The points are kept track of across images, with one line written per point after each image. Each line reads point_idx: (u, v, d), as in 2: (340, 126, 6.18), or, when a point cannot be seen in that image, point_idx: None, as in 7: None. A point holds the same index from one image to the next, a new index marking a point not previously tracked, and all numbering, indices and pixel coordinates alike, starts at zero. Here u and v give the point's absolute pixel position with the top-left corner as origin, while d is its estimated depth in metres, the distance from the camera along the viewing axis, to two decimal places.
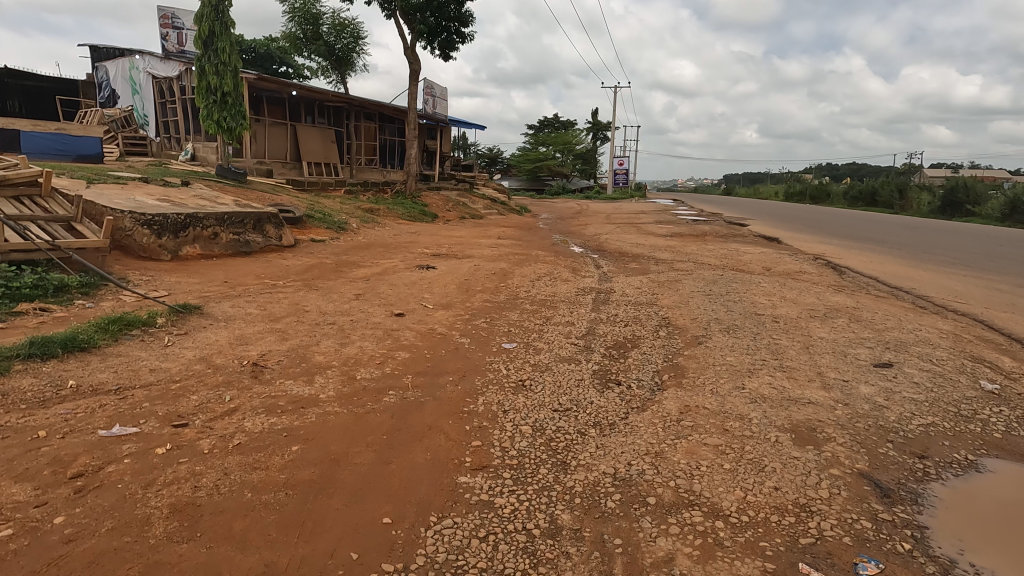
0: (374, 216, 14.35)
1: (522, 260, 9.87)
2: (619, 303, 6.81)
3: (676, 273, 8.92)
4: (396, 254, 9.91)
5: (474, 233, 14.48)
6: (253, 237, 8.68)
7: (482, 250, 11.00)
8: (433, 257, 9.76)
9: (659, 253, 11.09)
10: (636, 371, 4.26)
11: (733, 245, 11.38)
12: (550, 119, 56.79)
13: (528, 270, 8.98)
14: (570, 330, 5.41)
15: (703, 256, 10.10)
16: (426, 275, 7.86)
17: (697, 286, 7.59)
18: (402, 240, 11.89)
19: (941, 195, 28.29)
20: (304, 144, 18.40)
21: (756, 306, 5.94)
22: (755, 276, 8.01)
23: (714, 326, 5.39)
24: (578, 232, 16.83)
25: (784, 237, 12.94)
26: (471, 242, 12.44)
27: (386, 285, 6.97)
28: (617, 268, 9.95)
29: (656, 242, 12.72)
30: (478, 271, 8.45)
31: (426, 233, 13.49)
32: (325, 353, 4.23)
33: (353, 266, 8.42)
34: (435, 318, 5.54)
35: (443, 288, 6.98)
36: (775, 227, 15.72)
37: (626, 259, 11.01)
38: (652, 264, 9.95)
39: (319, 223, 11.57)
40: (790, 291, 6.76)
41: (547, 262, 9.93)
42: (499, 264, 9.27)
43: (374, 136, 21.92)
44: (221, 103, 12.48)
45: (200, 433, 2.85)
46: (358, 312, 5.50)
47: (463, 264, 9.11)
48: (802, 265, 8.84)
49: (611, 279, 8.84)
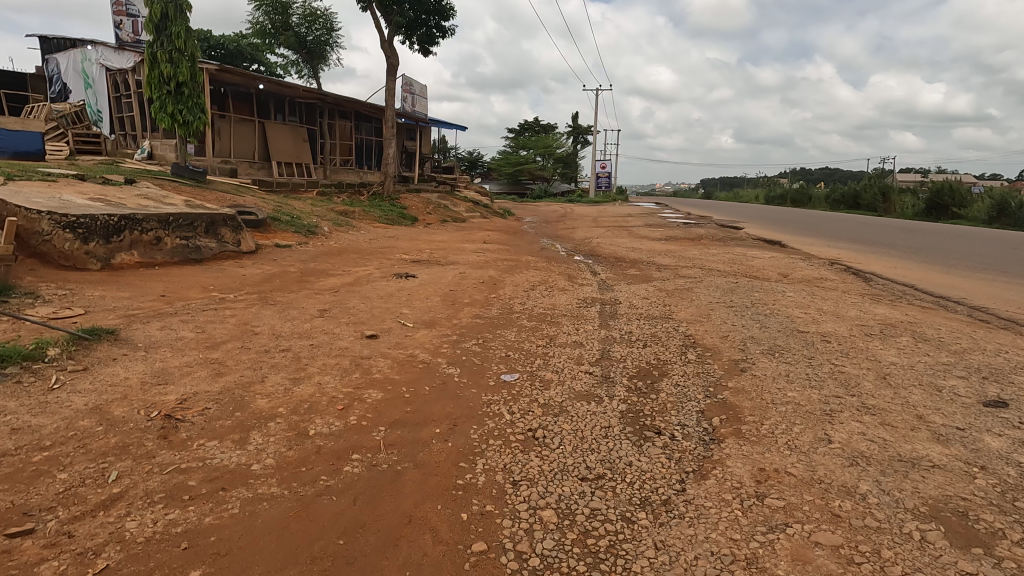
0: (349, 220, 13.28)
1: (512, 267, 8.94)
2: (629, 317, 5.91)
3: (684, 281, 8.06)
4: (371, 261, 8.88)
5: (457, 237, 13.50)
6: (205, 242, 7.58)
7: (468, 256, 10.04)
8: (414, 264, 8.77)
9: (658, 258, 10.25)
10: (674, 413, 3.33)
11: (737, 249, 10.60)
12: (531, 122, 56.10)
13: (521, 278, 8.05)
14: (580, 354, 4.46)
15: (709, 262, 9.28)
16: (405, 285, 6.86)
17: (712, 295, 6.74)
18: (379, 245, 10.85)
19: (926, 197, 28.16)
20: (273, 142, 17.21)
21: (794, 321, 5.08)
22: (774, 284, 7.20)
23: (752, 347, 4.49)
24: (566, 236, 15.94)
25: (788, 240, 12.23)
26: (455, 247, 11.45)
27: (358, 298, 5.95)
28: (617, 276, 9.07)
29: (652, 246, 11.90)
30: (466, 280, 7.49)
31: (405, 237, 12.46)
32: (269, 396, 3.20)
33: (321, 275, 7.37)
34: (416, 340, 4.54)
35: (425, 301, 5.98)
36: (774, 230, 15.05)
37: (624, 265, 10.13)
38: (654, 271, 9.10)
39: (286, 226, 10.47)
40: (823, 301, 5.93)
41: (538, 269, 9.00)
42: (487, 272, 8.31)
43: (350, 136, 20.80)
44: (176, 94, 11.32)
45: (46, 551, 1.83)
46: (320, 335, 4.47)
47: (447, 272, 8.12)
48: (820, 272, 8.05)
49: (613, 288, 7.94)
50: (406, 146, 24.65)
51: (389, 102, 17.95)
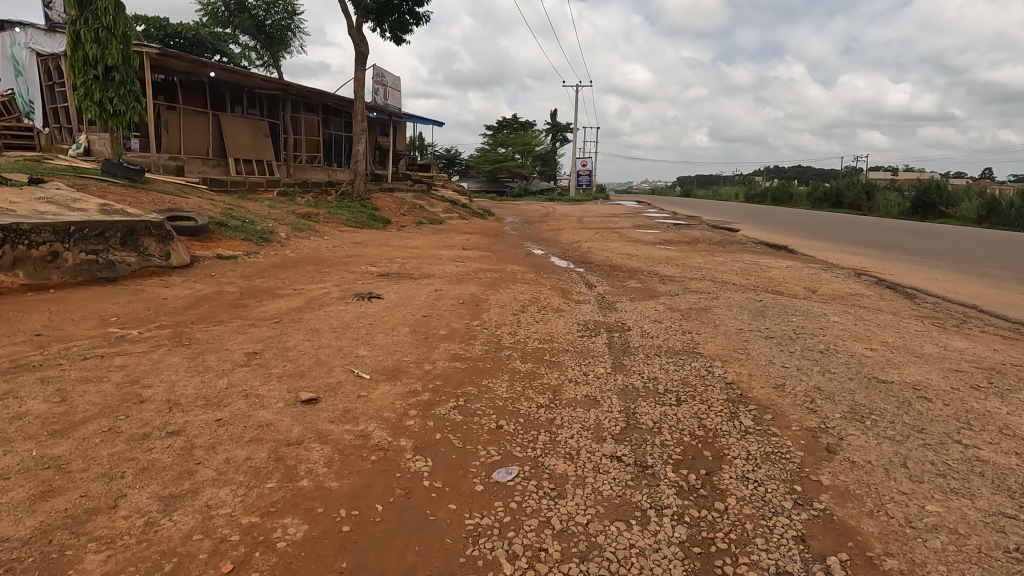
0: (312, 223, 11.90)
1: (498, 282, 7.71)
2: (646, 352, 4.74)
3: (698, 297, 6.93)
4: (332, 274, 7.57)
5: (433, 242, 12.26)
6: (121, 256, 6.22)
7: (446, 267, 8.80)
8: (383, 279, 7.50)
9: (660, 268, 9.13)
10: (763, 547, 2.16)
11: (744, 255, 9.59)
12: (510, 119, 54.82)
13: (508, 295, 6.84)
14: (598, 422, 3.27)
15: (719, 273, 8.19)
16: (369, 310, 5.59)
17: (740, 319, 5.62)
18: (343, 253, 9.54)
19: (912, 196, 27.82)
20: (229, 137, 15.66)
21: (862, 363, 3.98)
22: (806, 303, 6.12)
23: (826, 407, 3.35)
24: (552, 238, 14.81)
25: (793, 244, 11.30)
26: (431, 255, 10.17)
27: (304, 332, 4.66)
28: (617, 291, 7.93)
29: (649, 252, 10.83)
30: (443, 301, 6.25)
31: (375, 243, 11.16)
32: (112, 546, 1.94)
33: (266, 296, 6.08)
34: (372, 405, 3.28)
35: (390, 335, 4.74)
36: (774, 233, 14.11)
37: (622, 277, 8.98)
38: (659, 284, 7.96)
39: (234, 233, 9.09)
40: (881, 329, 4.85)
41: (525, 284, 7.79)
42: (468, 288, 7.08)
43: (317, 131, 19.30)
44: (104, 80, 9.79)
45: None
46: (235, 401, 3.18)
47: (420, 289, 6.88)
48: (851, 286, 7.02)
49: (615, 306, 6.80)
50: (379, 142, 23.21)
51: (358, 93, 16.53)
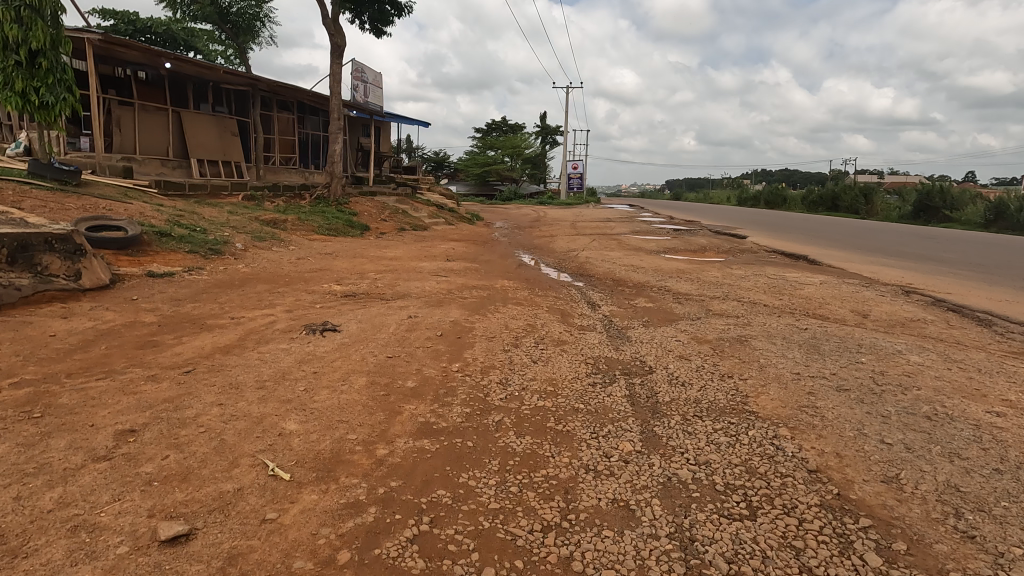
0: (277, 231, 10.61)
1: (486, 303, 6.49)
2: (683, 413, 3.54)
3: (726, 324, 5.76)
4: (285, 295, 6.31)
5: (415, 252, 11.04)
6: (7, 278, 4.92)
7: (426, 284, 7.56)
8: (348, 301, 6.24)
9: (673, 284, 7.95)
10: None
11: (766, 268, 8.47)
12: (499, 121, 53.66)
13: (498, 322, 5.64)
14: (643, 564, 2.09)
15: (744, 290, 7.04)
16: (318, 349, 4.32)
17: (791, 358, 4.44)
18: (308, 267, 8.28)
19: (913, 200, 27.08)
20: (192, 136, 14.31)
21: (1001, 443, 2.82)
22: (866, 335, 4.96)
23: (988, 532, 2.20)
24: (546, 246, 13.64)
25: (813, 253, 10.27)
26: (410, 268, 8.93)
27: (217, 391, 3.38)
28: (626, 313, 6.75)
29: (656, 263, 9.68)
30: (416, 333, 5.01)
31: (347, 254, 9.90)
32: None
33: (191, 328, 4.81)
34: (279, 543, 2.05)
35: (338, 392, 3.50)
36: (785, 240, 13.09)
37: (630, 294, 7.81)
38: (676, 305, 6.78)
39: (178, 245, 7.80)
40: (988, 378, 3.70)
41: (519, 305, 6.58)
42: (450, 314, 5.85)
43: (292, 130, 17.98)
44: (30, 67, 8.45)
45: None
46: (46, 547, 1.93)
47: (392, 315, 5.65)
48: (906, 309, 5.92)
49: (628, 336, 5.62)
50: (361, 143, 21.91)
51: (333, 89, 15.21)
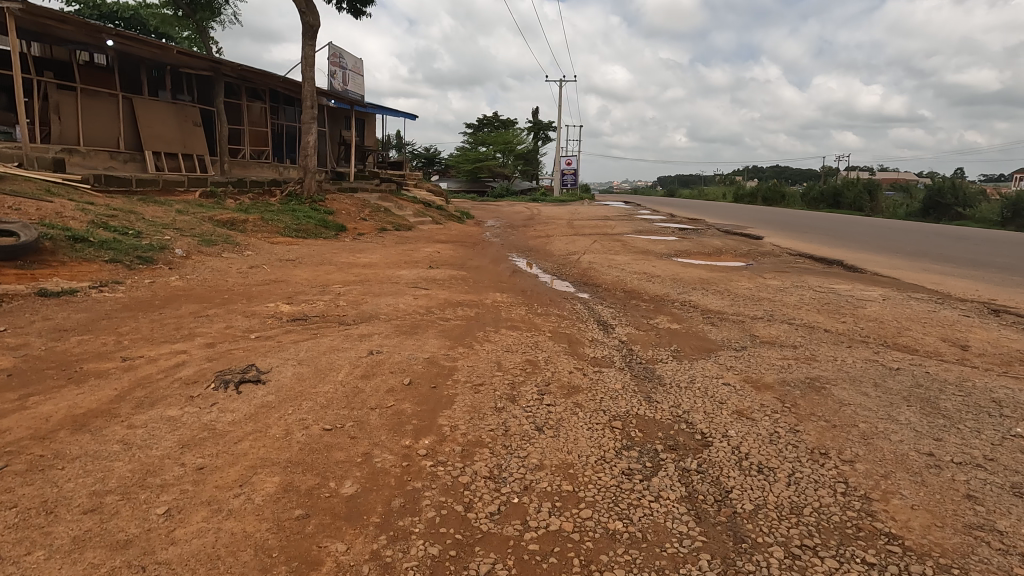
0: (233, 234, 9.19)
1: (472, 329, 5.14)
2: (784, 542, 2.21)
3: (784, 359, 4.44)
4: (214, 321, 4.90)
5: (394, 257, 9.66)
6: None
7: (400, 300, 6.19)
8: (295, 328, 4.85)
9: (699, 299, 6.62)
10: None
11: (805, 277, 7.17)
12: (490, 116, 52.22)
13: (488, 360, 4.29)
14: None
15: (790, 309, 5.73)
16: (221, 420, 2.93)
17: (905, 424, 3.13)
18: (259, 279, 6.88)
19: (923, 196, 25.95)
20: (146, 126, 12.81)
21: None
22: (988, 382, 3.65)
23: None
24: (542, 248, 12.32)
25: (847, 259, 9.05)
26: (384, 278, 7.54)
27: (6, 524, 1.99)
28: (647, 340, 5.42)
29: (672, 270, 8.36)
30: (375, 382, 3.63)
31: (314, 260, 8.50)
32: None
33: (54, 380, 3.41)
34: None
35: (221, 518, 2.11)
36: (807, 241, 11.85)
37: (647, 311, 6.49)
38: (709, 330, 5.46)
39: (96, 252, 6.37)
40: None
41: (514, 330, 5.24)
42: (425, 347, 4.48)
43: (265, 121, 16.48)
44: None
45: None
46: None
47: (347, 350, 4.27)
48: (1010, 336, 4.63)
49: (659, 376, 4.28)
50: (342, 136, 20.42)
51: (305, 75, 13.71)
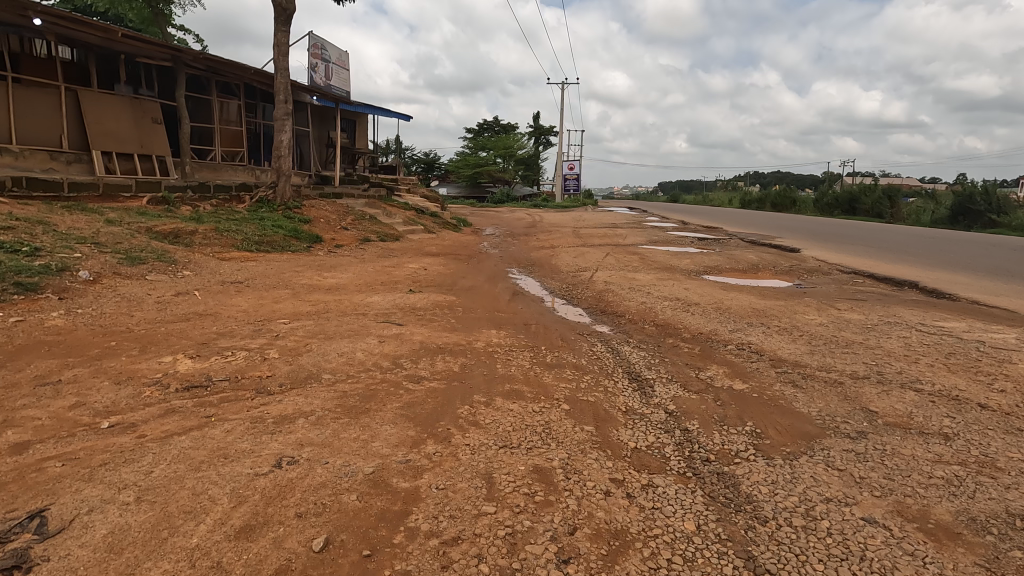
0: (173, 249, 7.54)
1: (453, 401, 3.48)
2: None
3: (945, 469, 2.79)
4: (60, 394, 3.23)
5: (369, 276, 8.02)
6: None
7: (359, 346, 4.53)
8: (181, 406, 3.18)
9: (760, 341, 4.97)
10: None
11: (892, 310, 5.52)
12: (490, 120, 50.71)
13: (472, 475, 2.63)
14: None
15: (904, 363, 4.07)
16: None
17: None
18: (178, 313, 5.23)
19: (951, 203, 24.35)
20: (94, 123, 11.21)
21: None
22: None
23: None
24: (546, 262, 10.69)
25: (923, 281, 7.41)
26: (349, 309, 5.91)
27: None
28: (707, 413, 3.76)
29: (711, 295, 6.71)
30: (257, 550, 1.97)
31: (266, 283, 6.88)
32: None
33: None
34: None
35: None
36: (857, 256, 10.21)
37: (692, 359, 4.84)
38: (794, 398, 3.80)
39: None
40: None
41: (514, 401, 3.57)
42: (372, 444, 2.82)
43: (240, 119, 14.90)
44: None
45: None
46: None
47: (241, 457, 2.60)
48: None
49: (755, 500, 2.63)
50: (329, 138, 18.84)
51: (278, 65, 12.12)
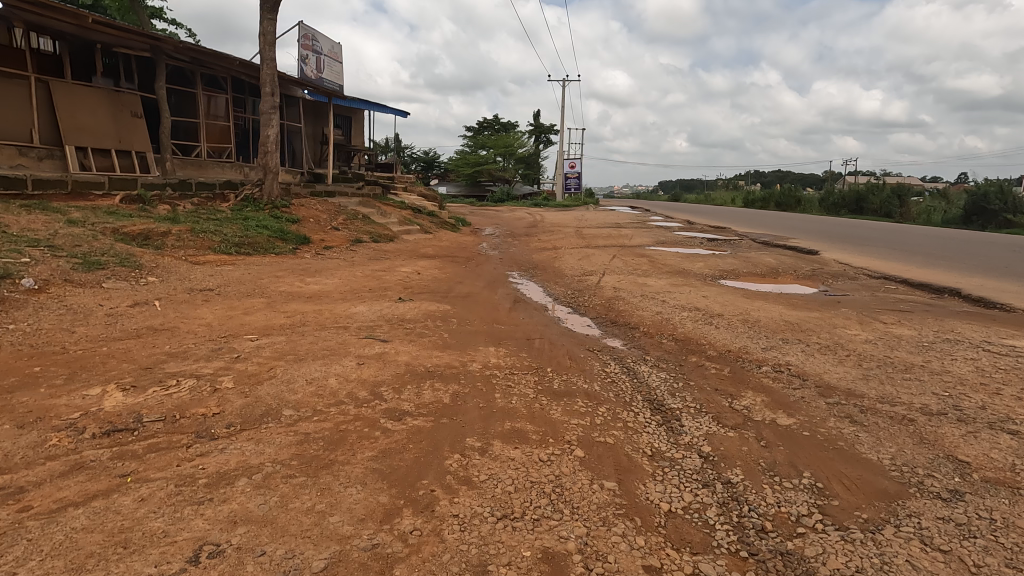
0: (139, 252, 6.86)
1: (439, 450, 2.79)
2: None
3: None
4: None
5: (357, 281, 7.35)
6: None
7: (332, 370, 3.83)
8: (92, 460, 2.49)
9: (801, 362, 4.28)
10: None
11: (948, 324, 4.83)
12: (489, 119, 50.01)
13: (460, 568, 1.95)
14: None
15: (984, 395, 3.38)
16: None
17: None
18: (129, 329, 4.54)
19: (965, 202, 23.65)
20: (67, 116, 10.53)
21: None
22: None
23: None
24: (550, 265, 10.00)
25: (966, 288, 6.73)
26: (328, 322, 5.22)
27: None
28: (752, 459, 3.07)
29: (735, 304, 6.01)
30: None
31: (239, 291, 6.19)
32: None
33: None
34: None
35: None
36: (883, 258, 9.51)
37: (723, 384, 4.15)
38: (857, 440, 3.12)
39: None
40: None
41: (516, 447, 2.89)
42: (329, 521, 2.13)
43: (227, 114, 14.20)
44: None
45: None
46: None
47: (145, 547, 1.92)
48: None
49: None
50: (322, 134, 18.16)
51: (264, 55, 11.43)
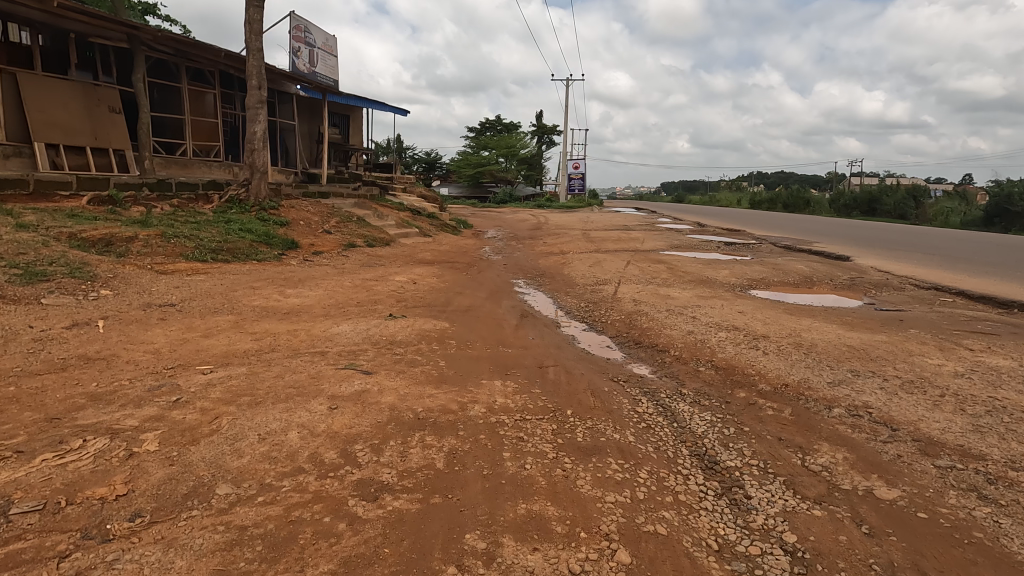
0: (96, 261, 6.02)
1: (426, 560, 1.96)
2: None
3: None
4: None
5: (344, 292, 6.52)
6: None
7: (295, 419, 2.99)
8: None
9: (882, 403, 3.44)
10: None
11: None
12: (492, 119, 49.22)
13: None
14: None
15: None
16: None
17: None
18: (53, 359, 3.70)
19: (986, 203, 22.75)
20: (36, 110, 9.73)
21: None
22: None
23: None
24: (559, 272, 9.16)
25: None
26: (303, 346, 4.39)
27: None
28: (858, 559, 2.23)
29: (779, 323, 5.16)
30: None
31: (205, 307, 5.35)
32: None
33: None
34: None
35: None
36: (925, 265, 8.64)
37: (788, 432, 3.30)
38: (1002, 533, 2.29)
39: None
40: None
41: (534, 552, 2.05)
42: None
43: (214, 110, 13.38)
44: None
45: None
46: None
47: None
48: None
49: None
50: (317, 132, 17.35)
51: (251, 45, 10.62)
